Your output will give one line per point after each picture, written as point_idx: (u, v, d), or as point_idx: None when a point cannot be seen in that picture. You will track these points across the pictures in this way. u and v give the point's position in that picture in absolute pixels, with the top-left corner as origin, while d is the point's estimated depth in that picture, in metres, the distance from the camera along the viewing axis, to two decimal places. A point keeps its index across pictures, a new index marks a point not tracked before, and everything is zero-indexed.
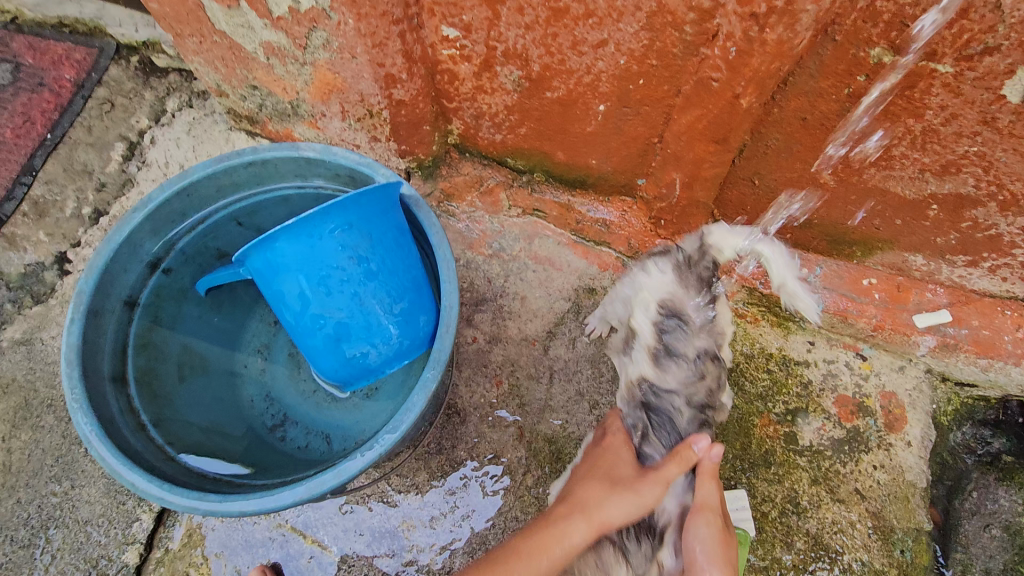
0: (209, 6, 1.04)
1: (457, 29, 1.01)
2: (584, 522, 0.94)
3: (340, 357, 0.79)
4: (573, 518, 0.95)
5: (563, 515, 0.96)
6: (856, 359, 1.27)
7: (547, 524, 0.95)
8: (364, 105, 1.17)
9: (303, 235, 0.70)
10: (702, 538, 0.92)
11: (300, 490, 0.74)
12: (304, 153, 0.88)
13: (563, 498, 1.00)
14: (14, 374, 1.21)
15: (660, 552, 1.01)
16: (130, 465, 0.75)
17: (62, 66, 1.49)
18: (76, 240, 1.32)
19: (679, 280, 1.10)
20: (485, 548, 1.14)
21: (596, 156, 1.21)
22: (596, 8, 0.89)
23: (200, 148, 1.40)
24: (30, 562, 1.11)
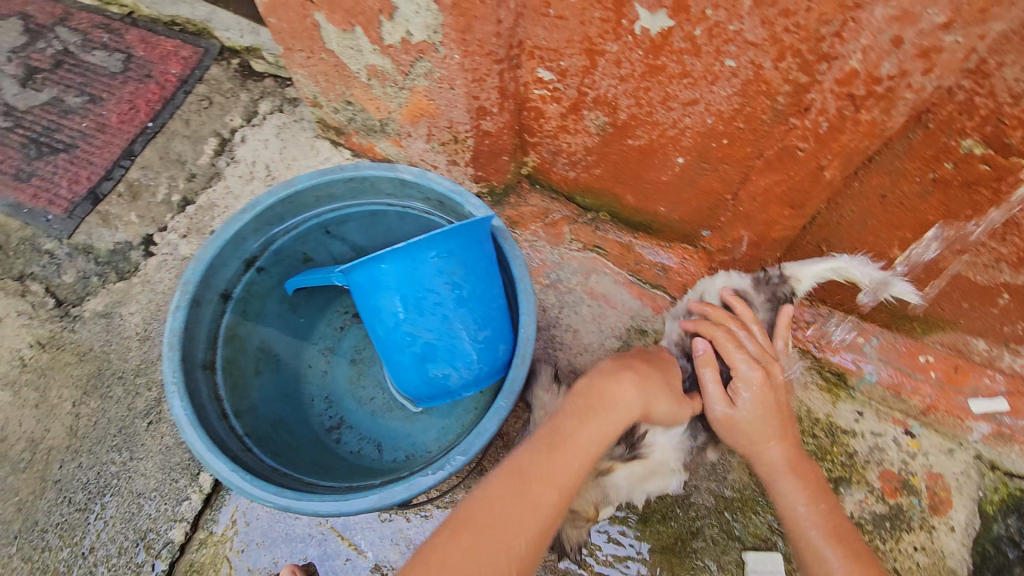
0: (325, 27, 1.11)
1: (553, 73, 1.06)
2: (637, 409, 0.96)
3: (423, 374, 0.83)
4: (632, 404, 0.95)
5: (608, 397, 0.94)
6: (904, 436, 1.25)
7: (594, 404, 0.93)
8: (451, 130, 1.23)
9: (408, 258, 0.75)
10: (730, 421, 1.09)
11: (371, 498, 0.77)
12: (401, 175, 0.93)
13: (619, 374, 0.98)
14: (91, 343, 1.29)
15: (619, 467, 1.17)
16: (215, 452, 0.80)
17: (169, 61, 1.60)
18: (163, 224, 1.40)
19: (754, 289, 1.17)
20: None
21: (665, 204, 1.24)
22: (692, 70, 0.92)
23: (286, 151, 1.49)
24: (84, 525, 1.16)
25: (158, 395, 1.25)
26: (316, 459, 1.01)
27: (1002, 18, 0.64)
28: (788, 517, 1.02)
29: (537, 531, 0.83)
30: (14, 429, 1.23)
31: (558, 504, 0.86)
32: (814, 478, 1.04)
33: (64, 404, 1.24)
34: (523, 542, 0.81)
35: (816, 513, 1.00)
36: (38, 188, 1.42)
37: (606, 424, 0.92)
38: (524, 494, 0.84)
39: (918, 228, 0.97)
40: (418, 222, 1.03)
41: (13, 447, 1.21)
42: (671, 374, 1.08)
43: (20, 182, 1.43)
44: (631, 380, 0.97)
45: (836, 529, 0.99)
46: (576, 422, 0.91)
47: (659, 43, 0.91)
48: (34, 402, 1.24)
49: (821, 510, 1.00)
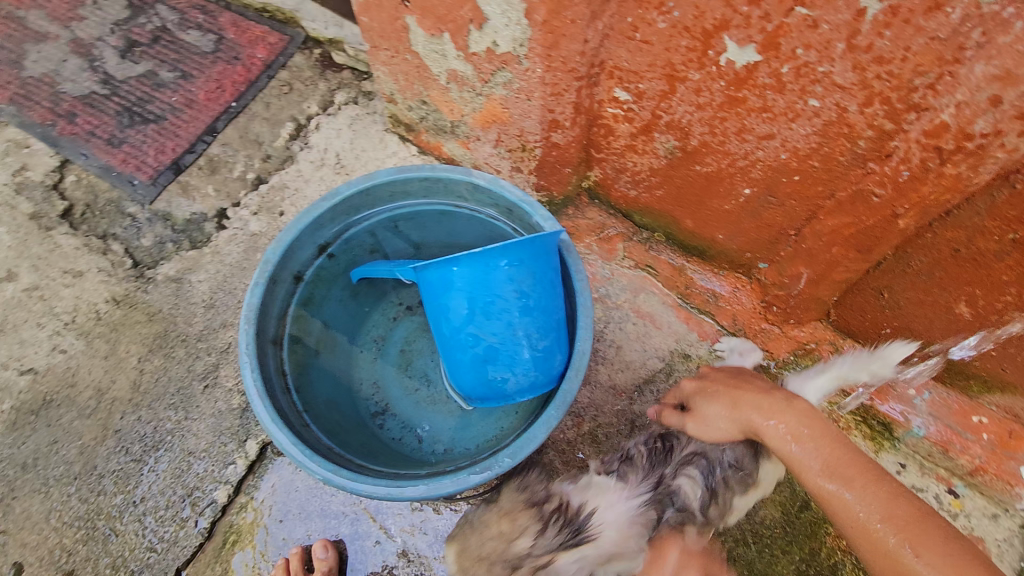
0: (414, 30, 1.15)
1: (630, 94, 1.07)
2: None
3: (481, 375, 0.86)
4: None
5: None
6: (947, 494, 1.22)
7: None
8: (520, 139, 1.26)
9: (482, 262, 0.78)
10: (705, 423, 1.08)
11: (420, 488, 0.81)
12: (474, 179, 0.97)
13: None
14: (161, 305, 1.37)
15: (563, 552, 1.08)
16: (280, 425, 0.85)
17: (257, 46, 1.68)
18: (236, 200, 1.48)
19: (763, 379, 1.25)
20: None
21: (724, 232, 1.24)
22: (774, 105, 0.92)
23: (357, 142, 1.55)
24: (138, 475, 1.24)
25: (216, 361, 1.32)
26: (364, 442, 1.06)
27: None
28: (785, 458, 0.95)
29: None
30: (84, 377, 1.31)
31: None
32: (800, 426, 0.94)
33: (131, 359, 1.32)
34: None
35: (808, 449, 0.92)
36: (128, 155, 1.52)
37: None
38: None
39: (990, 285, 0.94)
40: (483, 226, 1.06)
41: (81, 393, 1.30)
42: None
43: (112, 147, 1.52)
44: None
45: (830, 463, 0.90)
46: None
47: (743, 77, 0.92)
48: (104, 354, 1.33)
49: (815, 444, 0.93)
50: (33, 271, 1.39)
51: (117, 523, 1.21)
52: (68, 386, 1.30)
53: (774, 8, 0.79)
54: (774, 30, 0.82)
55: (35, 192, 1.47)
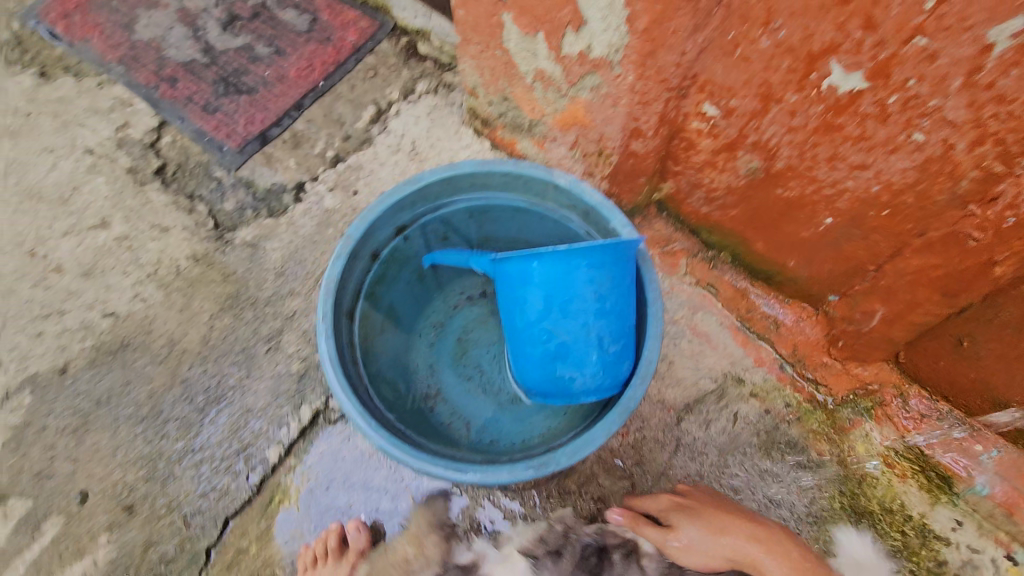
0: (509, 27, 1.17)
1: (719, 109, 1.07)
2: None
3: (548, 371, 0.87)
4: None
5: None
6: (1005, 560, 1.15)
7: None
8: (598, 144, 1.27)
9: (565, 260, 0.78)
10: (687, 542, 1.15)
11: (477, 474, 0.83)
12: (556, 179, 0.98)
13: None
14: (236, 268, 1.44)
15: None
16: (350, 394, 0.88)
17: (348, 29, 1.74)
18: (315, 175, 1.54)
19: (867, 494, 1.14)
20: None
21: (796, 259, 1.21)
22: (872, 135, 0.90)
23: (433, 131, 1.59)
24: (199, 425, 1.31)
25: (280, 326, 1.38)
26: (418, 422, 1.08)
27: None
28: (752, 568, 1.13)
29: None
30: (159, 327, 1.39)
31: None
32: (789, 550, 1.11)
33: (203, 315, 1.40)
34: None
35: (779, 567, 1.10)
36: (220, 122, 1.60)
37: None
38: None
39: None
40: (556, 226, 1.07)
41: (155, 341, 1.38)
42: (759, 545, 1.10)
43: (207, 113, 1.61)
44: None
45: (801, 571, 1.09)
46: None
47: (844, 103, 0.90)
48: (179, 307, 1.40)
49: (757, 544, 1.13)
50: (125, 222, 1.49)
51: (176, 467, 1.28)
52: (144, 333, 1.38)
53: (891, 35, 0.78)
54: (887, 58, 0.80)
55: (134, 149, 1.57)
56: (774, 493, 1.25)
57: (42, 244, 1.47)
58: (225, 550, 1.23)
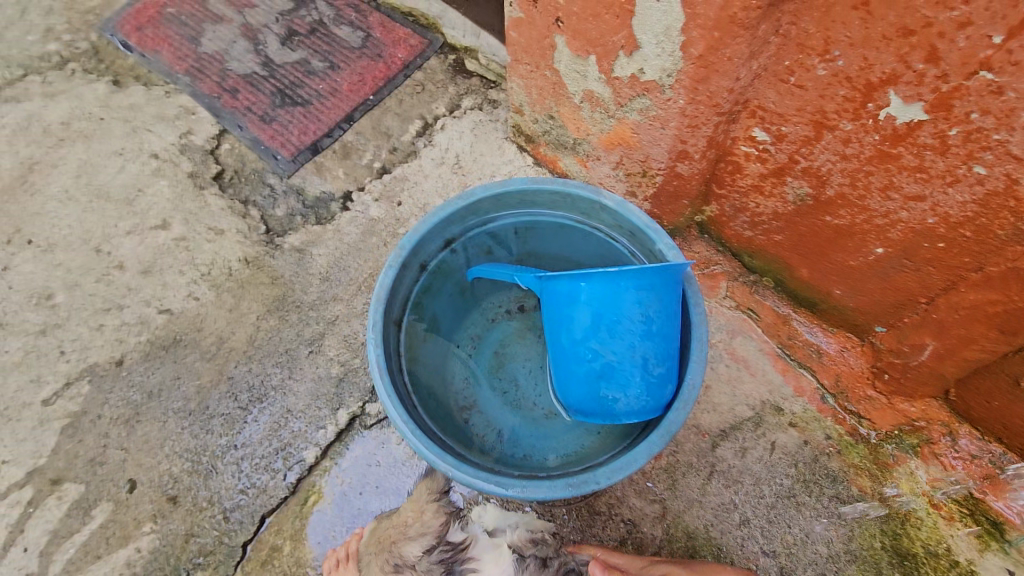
0: (560, 49, 1.20)
1: (769, 135, 1.06)
2: None
3: (592, 390, 0.87)
4: None
5: None
6: None
7: None
8: (643, 165, 1.28)
9: (615, 280, 0.79)
10: None
11: (516, 489, 0.84)
12: (604, 200, 0.99)
13: None
14: (284, 271, 1.49)
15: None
16: (395, 402, 0.90)
17: (399, 46, 1.80)
18: (361, 185, 1.59)
19: None
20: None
21: (842, 288, 1.19)
22: (931, 166, 0.89)
23: (477, 146, 1.62)
24: (242, 422, 1.35)
25: (323, 330, 1.42)
26: (456, 433, 1.10)
27: None
28: None
29: None
30: (210, 325, 1.45)
31: None
32: None
33: (251, 316, 1.45)
34: None
35: None
36: (276, 131, 1.67)
37: None
38: None
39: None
40: (599, 245, 1.09)
41: (205, 338, 1.43)
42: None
43: (263, 123, 1.68)
44: None
45: None
46: None
47: (902, 133, 0.88)
48: (229, 307, 1.46)
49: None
50: (184, 224, 1.56)
51: (219, 461, 1.32)
52: (195, 330, 1.44)
53: (955, 69, 0.77)
54: (949, 91, 0.79)
55: (195, 154, 1.65)
56: (810, 529, 1.20)
57: (107, 242, 1.55)
58: (260, 546, 1.26)
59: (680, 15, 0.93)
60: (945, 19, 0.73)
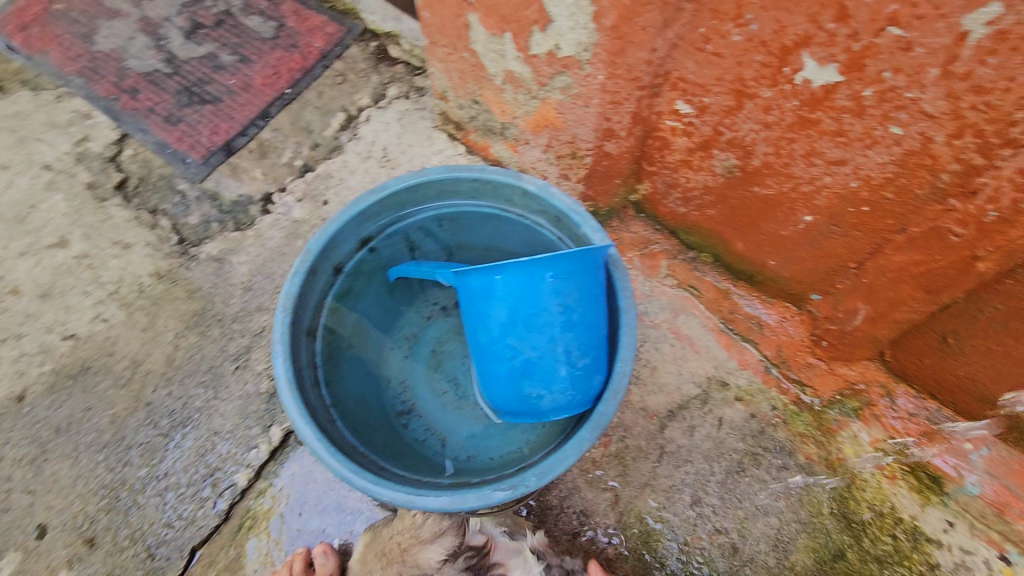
0: (475, 28, 1.13)
1: (692, 107, 1.03)
2: None
3: (517, 389, 0.83)
4: None
5: None
6: (998, 560, 1.12)
7: None
8: (571, 146, 1.23)
9: (527, 269, 0.75)
10: None
11: (442, 499, 0.78)
12: (525, 185, 0.94)
13: None
14: (201, 284, 1.38)
15: None
16: (307, 419, 0.83)
17: (315, 35, 1.69)
18: (282, 185, 1.49)
19: None
20: None
21: (776, 258, 1.19)
22: (849, 129, 0.87)
23: (404, 136, 1.54)
24: (164, 450, 1.25)
25: (249, 343, 1.33)
26: (388, 442, 1.03)
27: None
28: None
29: None
30: (122, 348, 1.33)
31: None
32: None
33: (168, 334, 1.34)
34: None
35: None
36: (184, 133, 1.54)
37: None
38: None
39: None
40: (527, 233, 1.04)
41: (117, 363, 1.32)
42: None
43: (169, 125, 1.56)
44: None
45: None
46: None
47: (819, 97, 0.87)
48: (143, 326, 1.35)
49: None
50: (85, 240, 1.43)
51: (140, 495, 1.22)
52: (106, 354, 1.32)
53: (864, 27, 0.75)
54: (861, 50, 0.77)
55: (94, 163, 1.51)
56: (760, 501, 1.20)
57: None
58: None
59: None
60: None
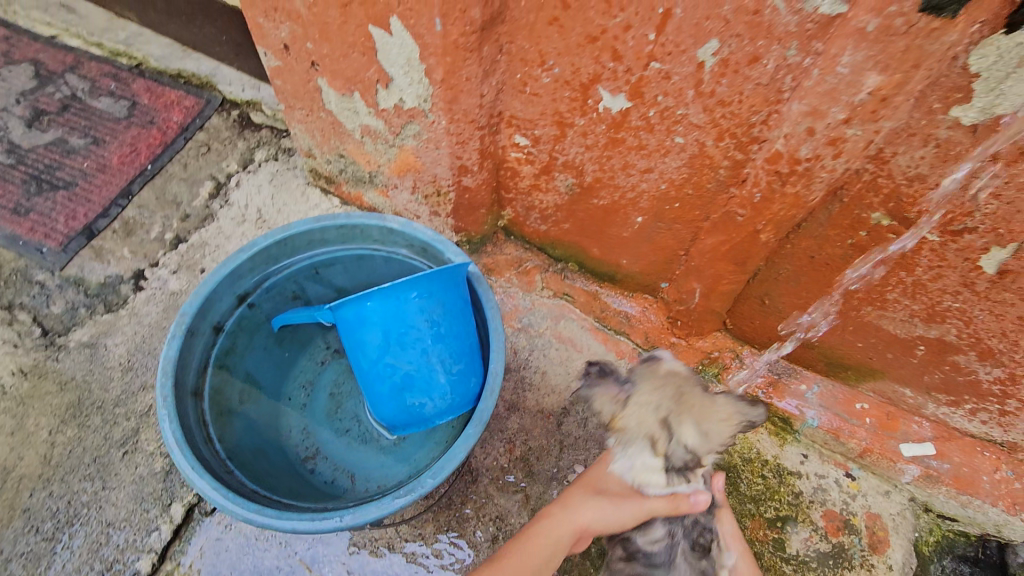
0: (326, 91, 1.24)
1: (528, 139, 1.20)
2: None
3: (401, 401, 1.01)
4: None
5: (545, 515, 1.04)
6: (845, 478, 1.34)
7: (533, 523, 1.04)
8: (434, 184, 1.35)
9: (393, 297, 0.93)
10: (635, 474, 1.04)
11: (346, 516, 0.88)
12: (389, 224, 1.06)
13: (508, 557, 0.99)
14: (74, 373, 1.33)
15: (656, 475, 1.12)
16: (202, 472, 0.90)
17: (172, 109, 1.70)
18: (154, 260, 1.47)
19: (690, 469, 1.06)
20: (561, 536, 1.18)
21: (626, 257, 1.37)
22: (647, 143, 1.07)
23: (278, 196, 1.58)
24: (50, 556, 1.16)
25: (135, 425, 1.28)
26: (293, 486, 1.11)
27: (890, 118, 0.80)
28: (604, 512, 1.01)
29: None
30: None
31: None
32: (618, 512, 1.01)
33: (40, 432, 1.27)
34: None
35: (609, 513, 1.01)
36: (36, 223, 1.50)
37: None
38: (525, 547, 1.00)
39: (873, 293, 1.09)
40: (401, 265, 1.15)
41: None
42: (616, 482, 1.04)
43: (18, 217, 1.51)
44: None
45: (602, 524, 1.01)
46: (532, 533, 1.02)
47: (619, 120, 1.06)
48: (10, 430, 1.27)
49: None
50: None
51: None
52: None
53: (634, 63, 0.95)
54: (637, 81, 0.97)
55: None
56: None
57: None
58: None
59: (415, 46, 1.02)
60: (613, 25, 0.90)
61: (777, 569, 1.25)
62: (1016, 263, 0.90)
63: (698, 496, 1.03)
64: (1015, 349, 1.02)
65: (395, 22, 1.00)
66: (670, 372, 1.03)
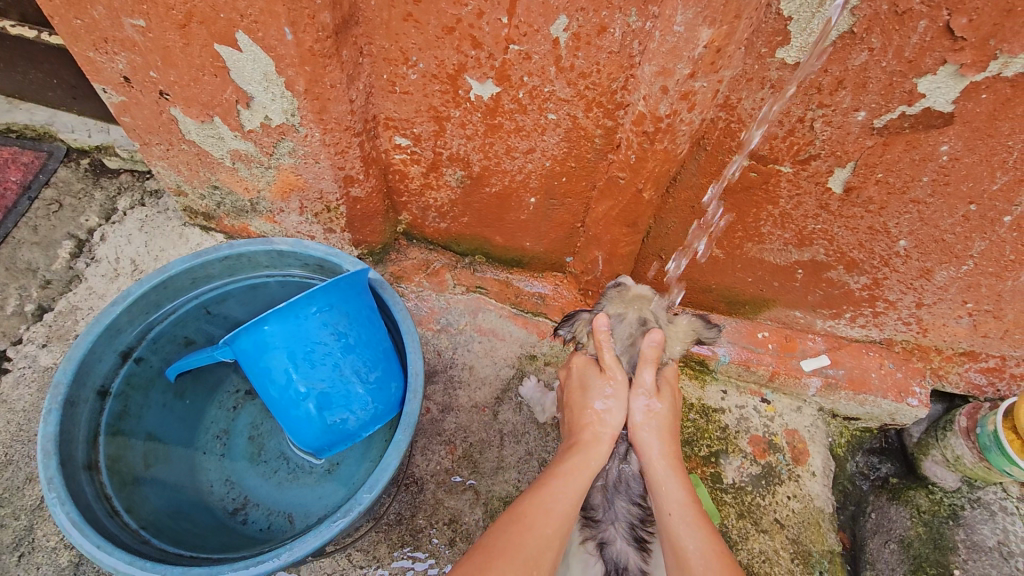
0: (182, 119, 1.16)
1: (408, 139, 1.19)
2: (567, 523, 0.95)
3: (321, 423, 0.99)
4: (562, 520, 0.95)
5: (585, 440, 1.06)
6: (761, 403, 1.46)
7: (572, 452, 1.05)
8: (322, 201, 1.29)
9: (291, 316, 0.91)
10: (585, 375, 1.14)
11: (285, 554, 0.84)
12: (277, 246, 1.04)
13: (551, 480, 0.99)
14: None
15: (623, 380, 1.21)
16: (111, 549, 0.83)
17: (7, 169, 1.52)
18: (16, 337, 1.31)
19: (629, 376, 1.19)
20: (538, 459, 1.32)
21: (530, 239, 1.40)
22: (524, 125, 1.10)
23: (153, 242, 1.45)
24: None
25: (28, 522, 1.13)
26: (222, 542, 1.04)
27: (728, 67, 0.88)
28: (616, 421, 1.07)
29: (570, 505, 0.97)
30: None
31: (556, 529, 0.94)
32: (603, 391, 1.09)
33: None
34: (557, 510, 0.95)
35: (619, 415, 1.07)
36: None
37: (541, 528, 0.92)
38: (570, 471, 1.01)
39: (750, 228, 1.20)
40: (298, 286, 1.14)
41: None
42: (577, 392, 1.13)
43: None
44: (554, 501, 0.96)
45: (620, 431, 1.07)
46: (561, 463, 1.02)
47: (493, 107, 1.07)
48: None
49: (677, 470, 1.04)
50: None
51: None
52: None
53: (494, 48, 0.96)
54: (501, 66, 0.99)
55: None
56: None
57: None
58: None
59: (268, 59, 0.98)
60: (465, 14, 0.92)
61: (717, 499, 1.33)
62: (856, 179, 1.02)
63: (601, 319, 1.13)
64: (873, 256, 1.16)
65: (242, 37, 0.95)
66: (637, 297, 1.18)
